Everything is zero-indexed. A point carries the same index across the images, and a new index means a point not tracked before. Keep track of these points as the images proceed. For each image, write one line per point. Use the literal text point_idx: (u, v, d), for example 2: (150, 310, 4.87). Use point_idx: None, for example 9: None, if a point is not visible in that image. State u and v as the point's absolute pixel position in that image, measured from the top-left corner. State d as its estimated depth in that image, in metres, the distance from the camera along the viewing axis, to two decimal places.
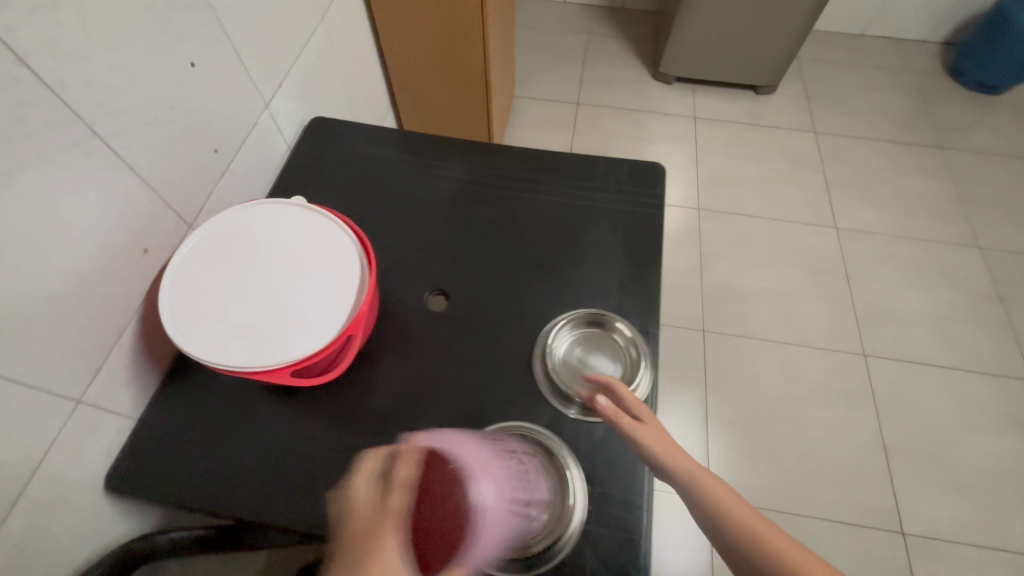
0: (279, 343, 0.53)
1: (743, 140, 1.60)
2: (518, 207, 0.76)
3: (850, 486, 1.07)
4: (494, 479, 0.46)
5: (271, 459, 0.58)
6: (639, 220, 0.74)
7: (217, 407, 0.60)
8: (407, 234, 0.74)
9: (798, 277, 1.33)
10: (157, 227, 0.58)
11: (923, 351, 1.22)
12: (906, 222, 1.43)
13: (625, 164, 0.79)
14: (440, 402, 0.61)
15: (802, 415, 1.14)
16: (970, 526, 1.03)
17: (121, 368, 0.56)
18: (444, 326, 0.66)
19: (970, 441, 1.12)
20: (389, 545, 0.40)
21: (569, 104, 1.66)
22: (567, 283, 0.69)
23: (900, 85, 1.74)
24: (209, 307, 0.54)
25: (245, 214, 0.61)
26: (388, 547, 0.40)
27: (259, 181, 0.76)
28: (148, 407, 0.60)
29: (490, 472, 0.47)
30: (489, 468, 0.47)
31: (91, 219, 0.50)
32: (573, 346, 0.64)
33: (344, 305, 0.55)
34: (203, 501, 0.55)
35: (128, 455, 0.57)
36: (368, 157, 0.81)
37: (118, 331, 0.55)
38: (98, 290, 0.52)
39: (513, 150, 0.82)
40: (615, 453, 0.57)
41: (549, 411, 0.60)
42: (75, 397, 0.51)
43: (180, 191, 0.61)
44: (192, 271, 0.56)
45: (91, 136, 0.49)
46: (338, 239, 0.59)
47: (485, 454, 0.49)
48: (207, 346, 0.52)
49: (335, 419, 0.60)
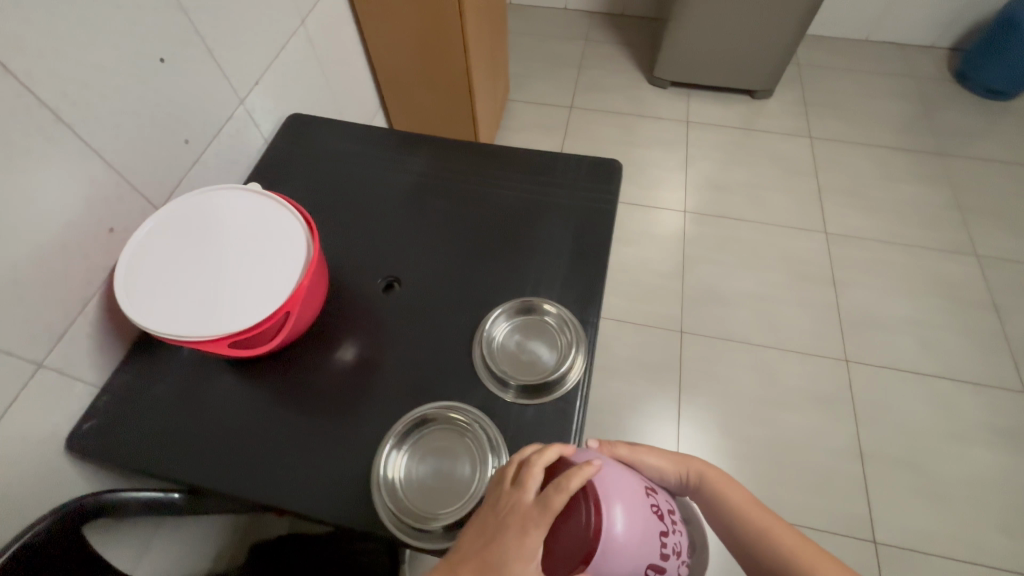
0: (220, 315, 0.56)
1: (736, 145, 1.59)
2: (474, 200, 0.79)
3: (821, 491, 1.05)
4: (636, 519, 0.44)
5: (218, 426, 0.62)
6: (590, 215, 0.76)
7: (172, 379, 0.64)
8: (367, 223, 0.78)
9: (782, 281, 1.32)
10: (123, 210, 0.63)
11: (910, 359, 1.20)
12: (900, 229, 1.40)
13: (583, 161, 0.81)
14: (381, 380, 0.64)
15: (778, 419, 1.13)
16: (946, 538, 1.00)
17: (84, 338, 0.60)
18: (392, 310, 0.69)
19: (953, 451, 1.08)
20: (535, 532, 0.43)
21: (562, 108, 1.68)
22: (514, 273, 0.71)
23: (902, 91, 1.71)
24: (160, 282, 0.59)
25: (204, 199, 0.65)
26: (530, 539, 0.42)
27: (233, 172, 0.80)
28: (109, 376, 0.64)
29: (634, 509, 0.44)
30: (636, 505, 0.45)
31: (57, 198, 0.55)
32: (512, 333, 0.66)
33: (284, 282, 0.58)
34: (150, 462, 0.59)
35: (83, 419, 0.61)
36: (338, 151, 0.85)
37: (81, 302, 0.59)
38: (62, 264, 0.56)
39: (475, 147, 0.85)
40: (541, 435, 0.59)
41: (484, 393, 0.62)
42: (35, 359, 0.56)
43: (148, 177, 0.65)
44: (149, 249, 0.61)
45: (57, 123, 0.54)
46: (287, 222, 0.63)
47: (639, 492, 0.46)
48: (155, 317, 0.56)
49: (281, 392, 0.64)
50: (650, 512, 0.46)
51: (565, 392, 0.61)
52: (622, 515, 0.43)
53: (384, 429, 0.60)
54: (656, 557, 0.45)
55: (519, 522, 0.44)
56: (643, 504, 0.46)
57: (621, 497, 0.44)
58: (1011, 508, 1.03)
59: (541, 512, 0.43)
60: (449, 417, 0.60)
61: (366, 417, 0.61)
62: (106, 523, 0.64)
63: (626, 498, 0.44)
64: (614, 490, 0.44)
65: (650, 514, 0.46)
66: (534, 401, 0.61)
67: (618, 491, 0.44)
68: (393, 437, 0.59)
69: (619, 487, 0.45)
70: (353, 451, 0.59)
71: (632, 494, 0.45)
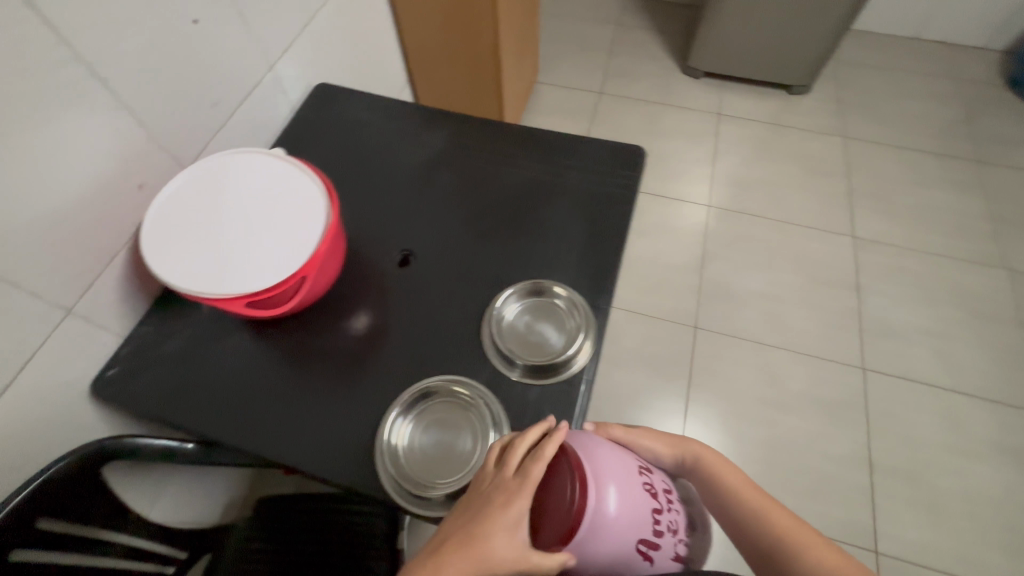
0: (238, 276, 0.58)
1: (766, 139, 1.54)
2: (491, 177, 0.78)
3: (824, 492, 1.01)
4: (628, 499, 0.46)
5: (232, 382, 0.64)
6: (608, 201, 0.75)
7: (190, 334, 0.66)
8: (385, 196, 0.78)
9: (797, 282, 1.25)
10: (151, 166, 0.64)
11: (922, 371, 1.13)
12: (932, 238, 1.32)
13: (606, 146, 0.79)
14: (390, 351, 0.65)
15: (782, 420, 1.09)
16: (946, 552, 0.95)
17: (110, 288, 0.62)
18: (408, 282, 0.70)
19: (962, 467, 1.02)
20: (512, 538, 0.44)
21: (589, 94, 1.65)
22: (527, 254, 0.71)
23: (946, 94, 1.62)
24: (184, 239, 0.60)
25: (229, 160, 0.66)
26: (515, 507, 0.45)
27: (259, 137, 0.81)
28: (133, 327, 0.66)
29: (626, 489, 0.46)
30: (629, 484, 0.47)
31: (88, 151, 0.57)
32: (521, 313, 0.66)
33: (301, 249, 0.60)
34: (169, 411, 0.62)
35: (107, 367, 0.64)
36: (362, 122, 0.86)
37: (109, 254, 0.61)
38: (89, 214, 0.58)
39: (492, 123, 0.84)
40: (542, 416, 0.59)
41: (489, 370, 0.63)
42: (64, 306, 0.58)
43: (176, 137, 0.67)
44: (174, 206, 0.62)
45: (91, 76, 0.55)
46: (308, 189, 0.64)
47: (632, 472, 0.49)
48: (178, 273, 0.58)
49: (293, 354, 0.65)
50: (643, 490, 0.48)
51: (571, 375, 0.61)
52: (614, 497, 0.45)
53: (391, 399, 0.62)
54: (649, 532, 0.47)
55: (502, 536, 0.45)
56: (637, 483, 0.48)
57: (615, 477, 0.46)
58: (1009, 526, 0.97)
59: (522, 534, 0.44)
60: (453, 390, 0.61)
61: (374, 384, 0.63)
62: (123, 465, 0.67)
63: (620, 478, 0.46)
64: (605, 471, 0.46)
65: (642, 492, 0.48)
66: (539, 381, 0.61)
67: (607, 471, 0.46)
68: (399, 406, 0.60)
69: (611, 467, 0.47)
70: (360, 415, 0.61)
71: (622, 474, 0.47)
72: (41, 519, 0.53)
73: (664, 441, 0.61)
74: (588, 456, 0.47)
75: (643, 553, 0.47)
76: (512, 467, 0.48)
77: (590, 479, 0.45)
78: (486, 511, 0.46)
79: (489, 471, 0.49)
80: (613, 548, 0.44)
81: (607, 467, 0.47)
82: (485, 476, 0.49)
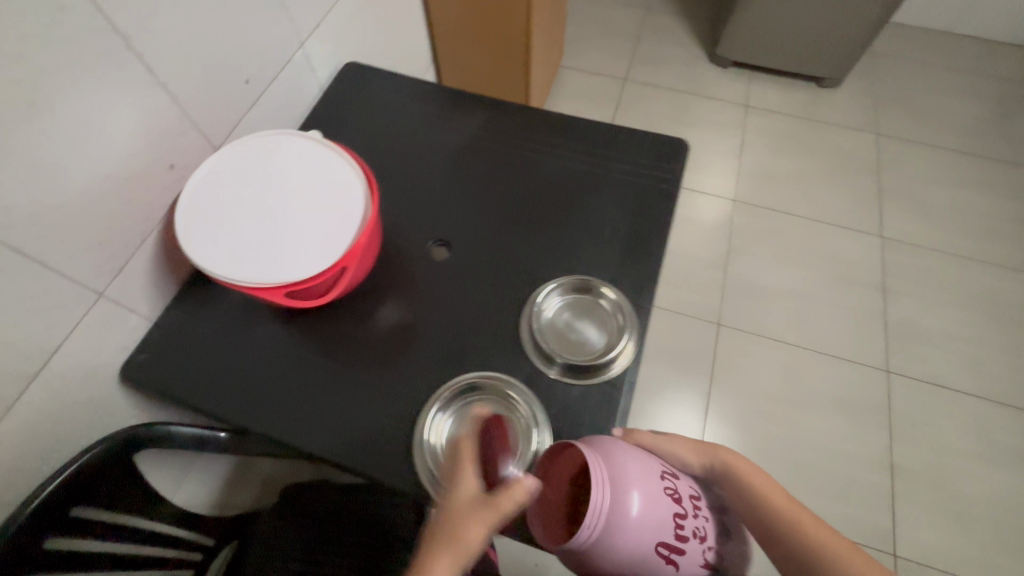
0: (276, 265, 0.56)
1: (794, 132, 1.49)
2: (529, 166, 0.76)
3: (843, 495, 1.00)
4: (649, 501, 0.45)
5: (262, 370, 0.62)
6: (650, 195, 0.72)
7: (221, 320, 0.65)
8: (419, 181, 0.76)
9: (823, 281, 1.24)
10: (183, 146, 0.61)
11: (946, 375, 1.11)
12: (961, 240, 1.29)
13: (647, 137, 0.77)
14: (424, 343, 0.63)
15: (802, 420, 1.08)
16: (962, 557, 0.95)
17: (141, 271, 0.61)
18: (443, 273, 0.68)
19: (982, 473, 1.02)
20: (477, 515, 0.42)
21: (614, 80, 1.61)
22: (566, 247, 0.69)
23: (982, 92, 1.56)
24: (219, 223, 0.58)
25: (264, 140, 0.64)
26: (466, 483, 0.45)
27: (287, 117, 0.78)
28: (163, 311, 0.65)
29: (647, 491, 0.46)
30: (650, 486, 0.46)
31: (122, 129, 0.54)
32: (561, 309, 0.65)
33: (341, 239, 0.58)
34: (199, 399, 0.61)
35: (139, 353, 0.62)
36: (393, 104, 0.83)
37: (140, 236, 0.59)
38: (123, 196, 0.56)
39: (532, 111, 0.81)
40: (584, 417, 0.58)
41: (529, 367, 0.61)
42: (97, 290, 0.56)
43: (209, 116, 0.64)
44: (208, 188, 0.60)
45: (126, 51, 0.52)
46: (347, 175, 0.61)
47: (654, 473, 0.48)
48: (212, 259, 0.56)
49: (326, 344, 0.64)
50: (665, 494, 0.47)
51: (614, 376, 0.60)
52: (633, 498, 0.44)
53: (428, 393, 0.60)
54: (670, 536, 0.46)
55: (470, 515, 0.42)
56: (658, 487, 0.47)
57: (634, 477, 0.45)
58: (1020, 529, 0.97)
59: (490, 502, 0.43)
60: (493, 387, 0.60)
61: (409, 377, 0.61)
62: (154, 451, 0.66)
63: (639, 480, 0.45)
64: (622, 474, 0.45)
65: (666, 496, 0.47)
66: (580, 381, 0.60)
67: (625, 474, 0.45)
68: (436, 402, 0.59)
69: (631, 470, 0.46)
70: (396, 410, 0.60)
71: (641, 478, 0.46)
72: (76, 506, 0.53)
73: (690, 446, 0.57)
74: (605, 458, 0.46)
75: (665, 557, 0.46)
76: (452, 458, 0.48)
77: (605, 482, 0.44)
78: (446, 502, 0.44)
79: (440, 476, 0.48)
80: (631, 550, 0.44)
81: (625, 470, 0.45)
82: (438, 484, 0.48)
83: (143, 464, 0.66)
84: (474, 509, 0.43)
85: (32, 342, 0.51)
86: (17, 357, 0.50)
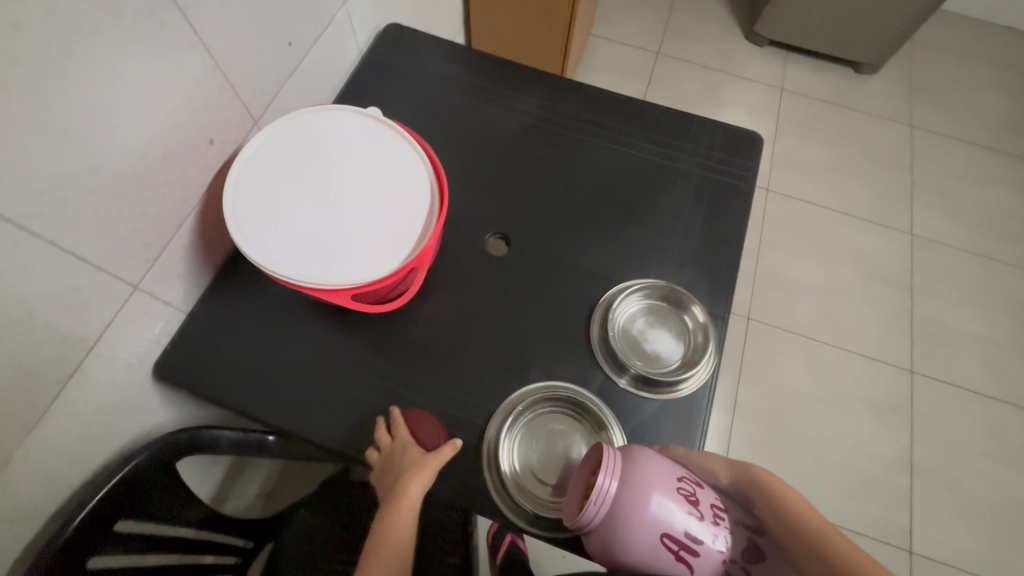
0: (340, 263, 0.51)
1: (829, 119, 1.44)
2: (594, 154, 0.70)
3: (864, 492, 1.02)
4: (659, 492, 0.43)
5: (310, 371, 0.57)
6: (724, 194, 0.67)
7: (263, 315, 0.59)
8: (474, 164, 0.69)
9: (854, 278, 1.22)
10: (224, 118, 0.54)
11: (969, 377, 1.12)
12: (989, 240, 1.28)
13: (719, 128, 0.71)
14: (486, 346, 0.59)
15: (828, 418, 1.08)
16: (972, 554, 0.98)
17: (176, 259, 0.54)
18: (503, 270, 0.63)
19: (996, 474, 1.04)
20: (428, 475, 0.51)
21: (646, 53, 1.52)
22: (636, 247, 0.64)
23: (1018, 87, 1.51)
24: (271, 212, 0.52)
25: (319, 121, 0.58)
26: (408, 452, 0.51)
27: (326, 84, 0.70)
28: (196, 302, 0.59)
29: (659, 483, 0.44)
30: (663, 476, 0.44)
31: (161, 98, 0.46)
32: (636, 315, 0.61)
33: (408, 235, 0.53)
34: (244, 402, 0.56)
35: (176, 351, 0.57)
36: (440, 75, 0.75)
37: (177, 221, 0.52)
38: (161, 176, 0.49)
39: (598, 91, 0.74)
40: (661, 433, 0.55)
41: (601, 377, 0.57)
42: (132, 282, 0.50)
43: (251, 84, 0.56)
44: (257, 171, 0.54)
45: (170, 6, 0.44)
46: (414, 165, 0.56)
47: (671, 471, 0.45)
48: (265, 253, 0.50)
49: (381, 345, 0.59)
50: (677, 492, 0.44)
51: (690, 391, 0.56)
52: (642, 484, 0.43)
53: (494, 403, 0.56)
54: (681, 536, 0.43)
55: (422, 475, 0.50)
56: (671, 483, 0.44)
57: (645, 469, 0.44)
58: None
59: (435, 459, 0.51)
60: (565, 399, 0.56)
61: (473, 384, 0.57)
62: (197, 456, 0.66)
63: (648, 472, 0.44)
64: (629, 462, 0.44)
65: (677, 493, 0.44)
66: (656, 395, 0.56)
67: (633, 464, 0.44)
68: (506, 415, 0.55)
69: (642, 463, 0.44)
70: (460, 419, 0.56)
71: (652, 470, 0.44)
72: (119, 520, 0.49)
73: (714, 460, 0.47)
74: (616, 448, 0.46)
75: (673, 553, 0.43)
76: (388, 437, 0.53)
77: (609, 468, 0.44)
78: (396, 471, 0.51)
79: (375, 458, 0.53)
80: (634, 540, 0.42)
81: (634, 461, 0.45)
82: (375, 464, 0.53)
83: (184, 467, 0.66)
84: (421, 465, 0.51)
85: (65, 343, 0.45)
86: (50, 361, 0.44)
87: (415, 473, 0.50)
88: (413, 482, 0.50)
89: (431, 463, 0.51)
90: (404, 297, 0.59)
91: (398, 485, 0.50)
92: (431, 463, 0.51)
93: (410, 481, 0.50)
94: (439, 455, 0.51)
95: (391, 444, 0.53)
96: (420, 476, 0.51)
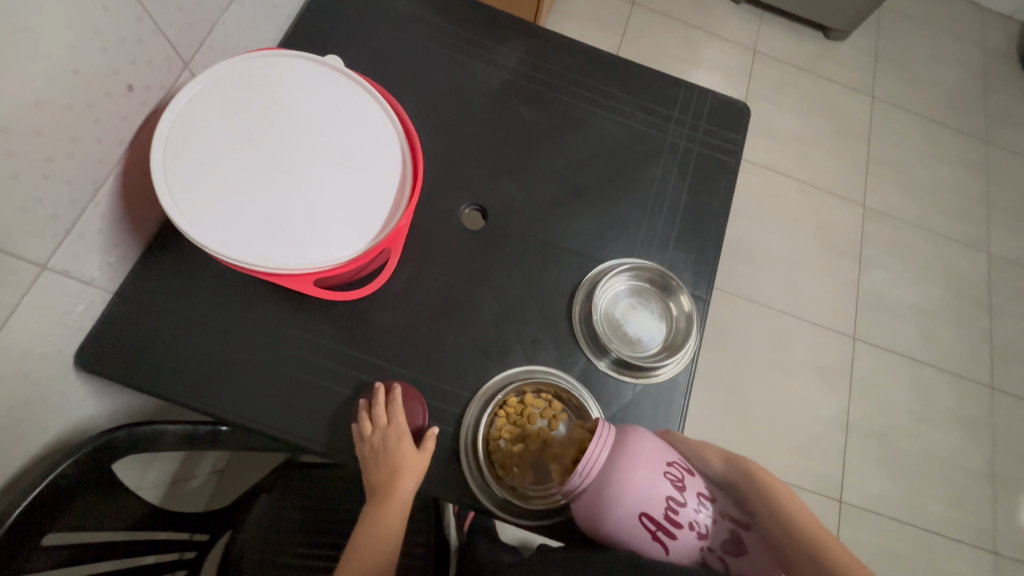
0: (298, 243, 0.44)
1: (797, 86, 1.43)
2: (577, 119, 0.65)
3: (806, 450, 1.10)
4: (647, 472, 0.42)
5: (267, 357, 0.52)
6: (710, 168, 0.65)
7: (209, 295, 0.52)
8: (448, 125, 0.62)
9: (810, 248, 1.26)
10: (147, 59, 0.44)
11: (903, 343, 1.21)
12: (930, 213, 1.35)
13: (706, 97, 0.67)
14: (463, 328, 0.55)
15: (778, 383, 1.14)
16: (893, 501, 1.09)
17: (96, 231, 0.45)
18: (480, 245, 0.58)
19: (919, 430, 1.15)
20: (417, 472, 0.48)
21: (621, 2, 1.43)
22: (621, 222, 0.61)
23: (967, 61, 1.55)
24: (210, 178, 0.45)
25: (269, 68, 0.49)
26: (400, 449, 0.48)
27: (270, 19, 0.59)
28: (127, 280, 0.51)
29: (649, 463, 0.43)
30: (654, 458, 0.43)
31: (60, 30, 0.37)
32: (621, 296, 0.59)
33: (378, 212, 0.47)
34: (189, 395, 0.49)
35: (103, 341, 0.49)
36: (406, 17, 0.66)
37: (93, 186, 0.43)
38: (68, 130, 0.39)
39: (583, 47, 0.68)
40: (641, 419, 0.54)
41: (582, 361, 0.55)
42: (38, 262, 0.41)
43: (176, 16, 0.46)
44: (192, 126, 0.45)
45: None
46: (383, 128, 0.49)
47: (663, 456, 0.44)
48: (205, 228, 0.43)
49: (346, 328, 0.53)
50: (665, 476, 0.43)
51: (671, 375, 0.56)
52: (632, 461, 0.42)
53: (472, 389, 0.53)
54: (661, 516, 0.42)
55: (411, 472, 0.48)
56: (660, 466, 0.43)
57: (638, 447, 0.43)
58: (940, 478, 1.12)
59: (424, 453, 0.49)
60: (546, 384, 0.54)
61: (450, 369, 0.54)
62: (134, 456, 0.61)
63: (640, 451, 0.43)
64: (622, 437, 0.44)
65: (664, 477, 0.43)
66: (636, 379, 0.55)
67: (627, 441, 0.43)
68: (486, 401, 0.53)
69: (639, 442, 0.43)
70: (436, 408, 0.52)
71: (645, 450, 0.43)
72: (49, 533, 0.43)
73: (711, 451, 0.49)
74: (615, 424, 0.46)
75: (650, 532, 0.42)
76: (382, 418, 0.49)
77: (603, 441, 0.43)
78: (386, 468, 0.48)
79: (365, 436, 0.49)
80: (616, 515, 0.42)
81: (630, 438, 0.44)
82: (365, 443, 0.49)
83: (120, 468, 0.60)
84: (410, 461, 0.48)
85: None
86: None
87: (406, 470, 0.48)
88: (402, 482, 0.48)
89: (420, 459, 0.49)
90: (373, 282, 0.54)
91: (388, 484, 0.47)
92: (421, 459, 0.49)
93: (401, 478, 0.48)
94: (428, 448, 0.49)
95: (385, 427, 0.48)
96: (410, 475, 0.48)
